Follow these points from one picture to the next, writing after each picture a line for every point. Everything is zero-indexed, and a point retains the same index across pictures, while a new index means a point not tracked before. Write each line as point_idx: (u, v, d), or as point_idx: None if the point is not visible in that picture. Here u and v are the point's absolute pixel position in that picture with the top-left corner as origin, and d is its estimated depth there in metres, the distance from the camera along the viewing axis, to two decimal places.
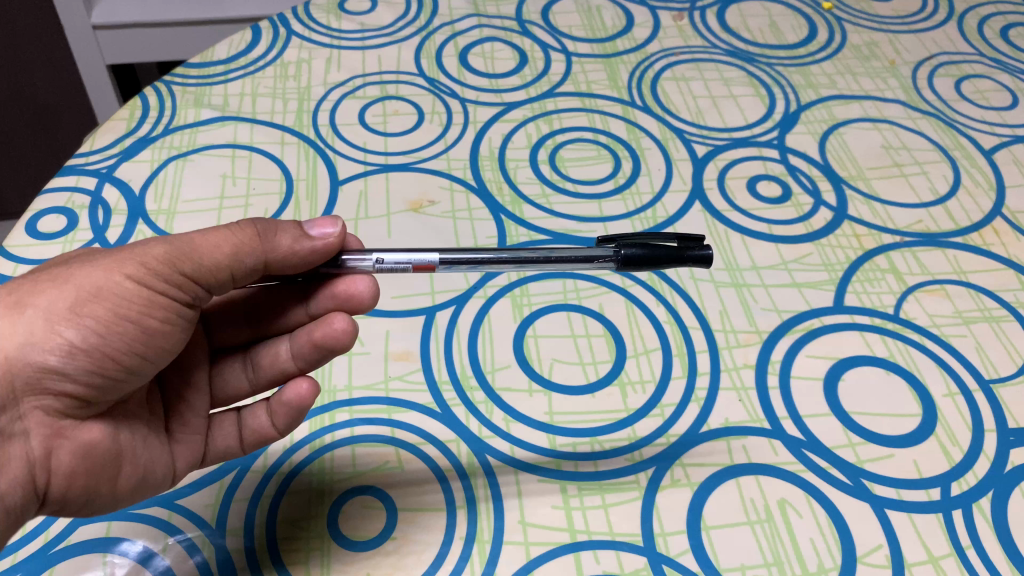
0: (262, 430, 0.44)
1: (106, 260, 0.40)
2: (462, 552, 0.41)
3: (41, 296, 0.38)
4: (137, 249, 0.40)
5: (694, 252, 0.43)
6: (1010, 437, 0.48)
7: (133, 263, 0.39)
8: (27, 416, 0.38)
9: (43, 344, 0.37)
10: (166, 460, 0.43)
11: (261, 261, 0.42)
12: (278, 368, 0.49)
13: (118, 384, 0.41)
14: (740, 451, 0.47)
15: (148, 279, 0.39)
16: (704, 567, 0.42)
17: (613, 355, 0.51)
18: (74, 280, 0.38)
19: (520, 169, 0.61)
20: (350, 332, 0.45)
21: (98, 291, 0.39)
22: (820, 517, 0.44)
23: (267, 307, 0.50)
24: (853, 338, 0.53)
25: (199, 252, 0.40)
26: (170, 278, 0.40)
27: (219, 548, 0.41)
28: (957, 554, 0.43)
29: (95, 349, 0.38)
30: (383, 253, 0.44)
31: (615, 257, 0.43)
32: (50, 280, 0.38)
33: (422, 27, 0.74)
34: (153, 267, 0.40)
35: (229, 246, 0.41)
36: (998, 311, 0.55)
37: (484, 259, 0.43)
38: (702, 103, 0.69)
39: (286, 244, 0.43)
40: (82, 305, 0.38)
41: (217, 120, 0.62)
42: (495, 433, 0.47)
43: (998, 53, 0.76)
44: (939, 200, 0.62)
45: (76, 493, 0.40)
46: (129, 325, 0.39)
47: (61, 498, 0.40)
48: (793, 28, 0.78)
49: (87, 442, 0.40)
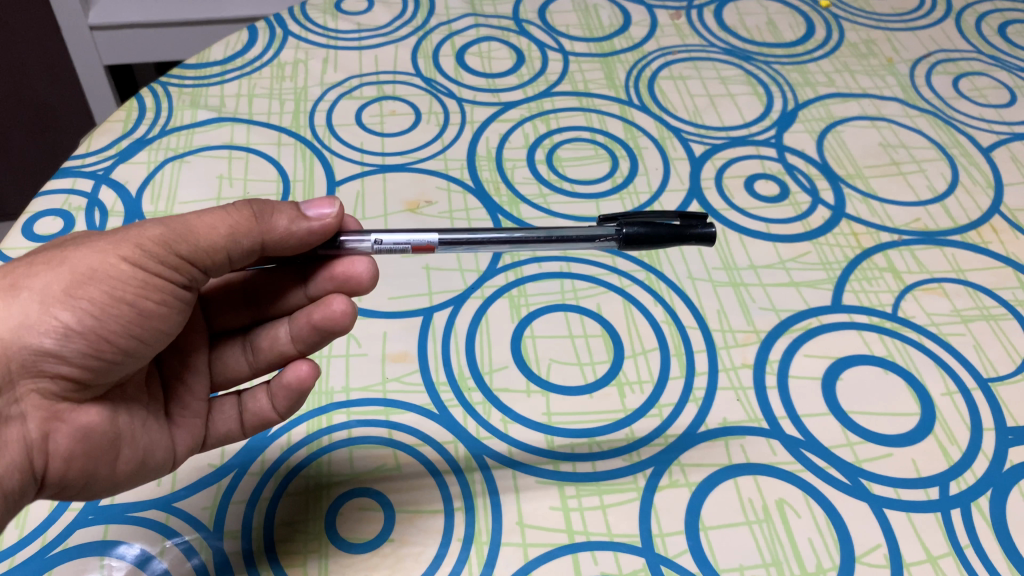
0: (263, 413, 0.44)
1: (101, 242, 0.39)
2: (460, 554, 0.41)
3: (36, 278, 0.38)
4: (133, 231, 0.40)
5: (697, 231, 0.44)
6: (1008, 435, 0.48)
7: (128, 245, 0.39)
8: (24, 399, 0.38)
9: (38, 326, 0.37)
10: (166, 444, 0.43)
11: (259, 242, 0.42)
12: (278, 350, 0.49)
13: (115, 367, 0.40)
14: (738, 451, 0.47)
15: (143, 260, 0.39)
16: (702, 567, 0.42)
17: (611, 355, 0.50)
18: (68, 262, 0.38)
19: (518, 169, 0.61)
20: (351, 314, 0.45)
21: (93, 273, 0.39)
22: (819, 517, 0.44)
23: (266, 289, 0.50)
24: (851, 337, 0.52)
25: (195, 234, 0.40)
26: (166, 259, 0.40)
27: (217, 551, 0.41)
28: (955, 554, 0.43)
29: (91, 332, 0.38)
30: (380, 234, 0.44)
31: (616, 236, 0.43)
32: (44, 262, 0.38)
33: (419, 26, 0.74)
34: (148, 248, 0.39)
35: (225, 227, 0.41)
36: (997, 309, 0.55)
37: (485, 239, 0.43)
38: (699, 101, 0.68)
39: (284, 225, 0.42)
40: (77, 287, 0.38)
41: (213, 121, 0.62)
42: (493, 433, 0.47)
43: (996, 50, 0.76)
44: (937, 198, 0.62)
45: (74, 476, 0.40)
46: (125, 308, 0.39)
47: (59, 481, 0.39)
48: (790, 26, 0.78)
49: (86, 426, 0.40)
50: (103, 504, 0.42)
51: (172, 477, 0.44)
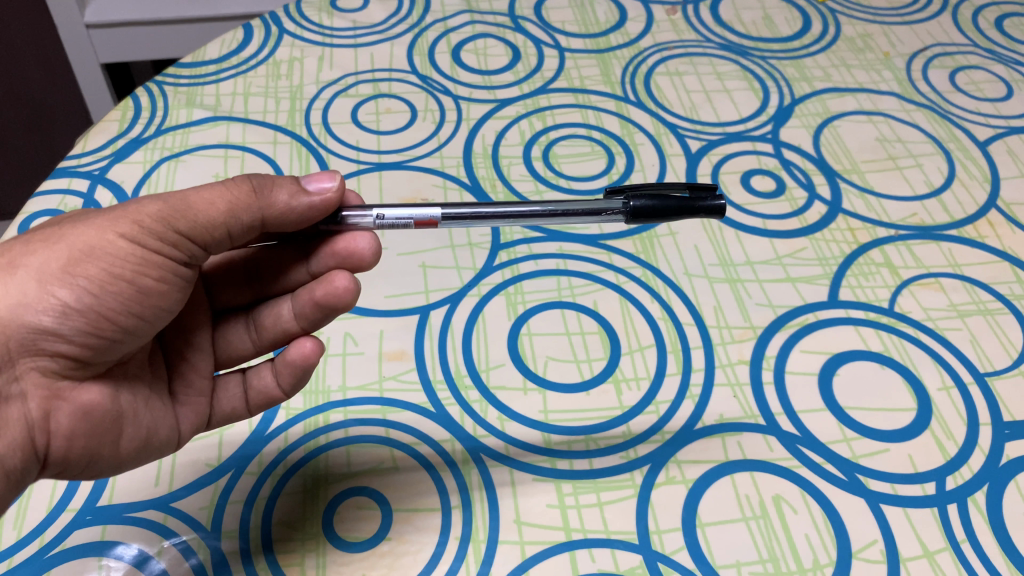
0: (268, 391, 0.45)
1: (99, 217, 0.39)
2: (457, 552, 0.41)
3: (34, 256, 0.38)
4: (132, 207, 0.39)
5: (706, 204, 0.44)
6: (1004, 430, 0.48)
7: (127, 221, 0.39)
8: (24, 377, 0.38)
9: (36, 305, 0.37)
10: (169, 423, 0.44)
11: (259, 217, 0.42)
12: (281, 328, 0.49)
13: (116, 344, 0.40)
14: (735, 448, 0.47)
15: (142, 237, 0.39)
16: (699, 564, 0.42)
17: (608, 353, 0.51)
18: (66, 240, 0.38)
19: (514, 166, 0.61)
20: (354, 289, 0.45)
21: (91, 250, 0.38)
22: (815, 512, 0.44)
23: (267, 265, 0.50)
24: (847, 333, 0.53)
25: (194, 210, 0.40)
26: (165, 236, 0.40)
27: (215, 550, 0.41)
28: (952, 549, 0.43)
29: (90, 310, 0.38)
30: (382, 209, 0.44)
31: (623, 210, 0.44)
32: (42, 240, 0.38)
33: (414, 23, 0.73)
34: (147, 225, 0.39)
35: (225, 203, 0.41)
36: (993, 304, 0.55)
37: (488, 214, 0.43)
38: (695, 97, 0.68)
39: (284, 200, 0.42)
40: (75, 264, 0.38)
41: (209, 120, 0.62)
42: (490, 432, 0.47)
43: (992, 43, 0.76)
44: (934, 193, 0.62)
45: (76, 453, 0.40)
46: (124, 285, 0.39)
47: (61, 458, 0.40)
48: (787, 20, 0.78)
49: (87, 404, 0.40)
50: (100, 504, 0.42)
51: (170, 476, 0.43)
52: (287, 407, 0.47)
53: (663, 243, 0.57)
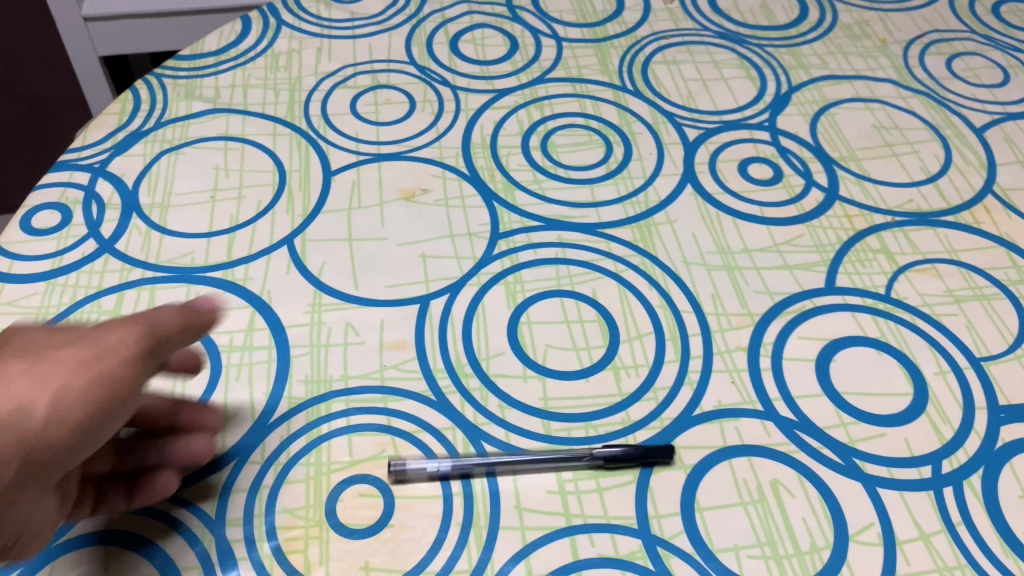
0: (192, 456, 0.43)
1: (77, 345, 0.35)
2: (458, 538, 0.42)
3: (18, 382, 0.33)
4: (109, 332, 0.36)
5: None
6: (1000, 414, 0.49)
7: (114, 346, 0.35)
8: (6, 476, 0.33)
9: (35, 399, 0.32)
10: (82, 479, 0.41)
11: (195, 339, 0.39)
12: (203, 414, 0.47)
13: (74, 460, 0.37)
14: (733, 433, 0.47)
15: (136, 373, 0.36)
16: (697, 548, 0.42)
17: (606, 341, 0.51)
18: (48, 361, 0.34)
19: (513, 156, 0.61)
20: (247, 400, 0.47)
21: (88, 362, 0.34)
22: (812, 496, 0.45)
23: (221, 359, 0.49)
24: (845, 319, 0.53)
25: (160, 326, 0.37)
26: (148, 367, 0.36)
27: (219, 538, 0.41)
28: (948, 531, 0.44)
29: (92, 418, 0.34)
30: None
31: None
32: (18, 363, 0.34)
33: (412, 14, 0.74)
34: (137, 358, 0.36)
35: (179, 319, 0.38)
36: (989, 289, 0.55)
37: None
38: (693, 86, 0.69)
39: (208, 310, 0.40)
40: (79, 371, 0.34)
41: (209, 113, 0.62)
42: (490, 419, 0.47)
43: (989, 30, 0.76)
44: (930, 179, 0.62)
45: (27, 524, 0.36)
46: (112, 419, 0.35)
47: (14, 530, 0.36)
48: (784, 8, 0.78)
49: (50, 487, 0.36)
50: None
51: None
52: (289, 397, 0.47)
53: (661, 231, 0.57)
